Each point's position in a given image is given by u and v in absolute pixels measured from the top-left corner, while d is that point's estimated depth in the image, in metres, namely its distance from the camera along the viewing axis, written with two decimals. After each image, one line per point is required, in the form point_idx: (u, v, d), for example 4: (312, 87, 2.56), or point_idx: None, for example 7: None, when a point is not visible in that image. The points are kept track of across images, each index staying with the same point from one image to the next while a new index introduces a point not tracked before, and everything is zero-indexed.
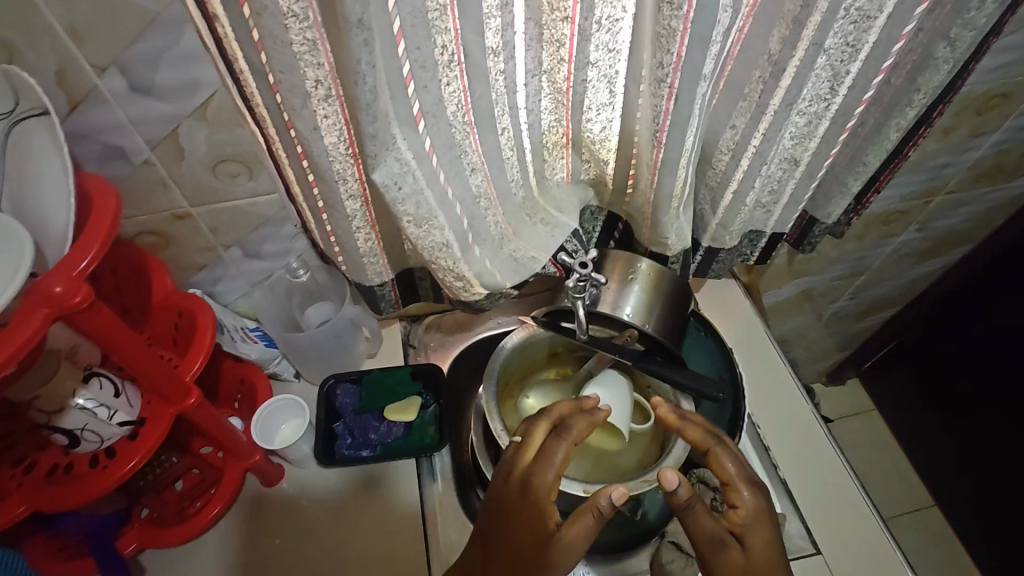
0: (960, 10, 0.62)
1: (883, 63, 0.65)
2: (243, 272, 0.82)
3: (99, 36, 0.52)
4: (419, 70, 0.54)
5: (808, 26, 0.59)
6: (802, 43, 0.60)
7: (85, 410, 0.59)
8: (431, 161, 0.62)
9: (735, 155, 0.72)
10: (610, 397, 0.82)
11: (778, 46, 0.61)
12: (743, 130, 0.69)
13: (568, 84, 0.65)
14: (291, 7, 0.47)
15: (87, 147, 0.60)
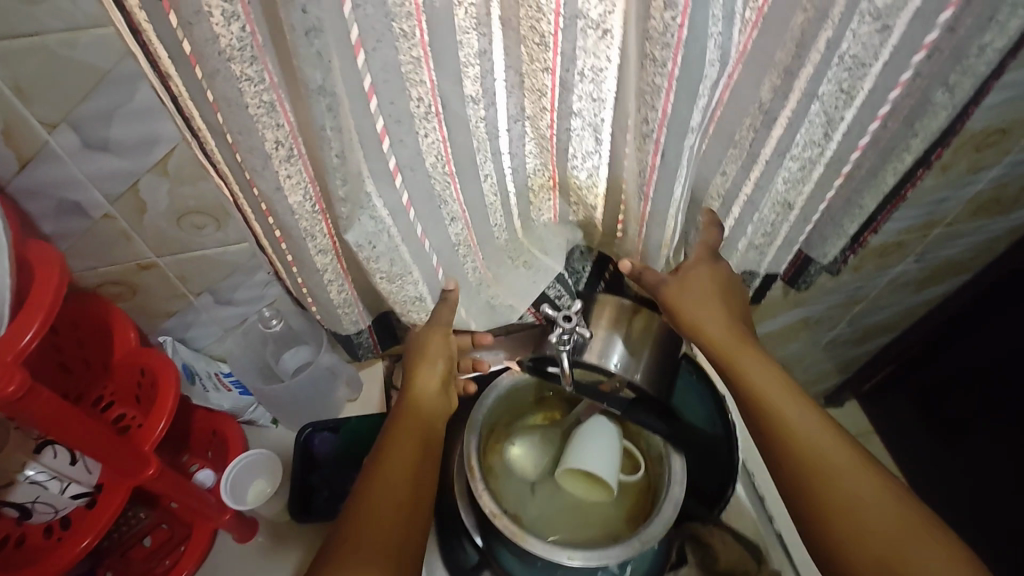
0: (960, 57, 0.58)
1: (878, 110, 0.61)
2: (216, 318, 0.79)
3: (48, 94, 0.49)
4: (394, 125, 0.51)
5: (800, 76, 0.57)
6: (794, 93, 0.58)
7: (37, 482, 0.56)
8: (408, 214, 0.60)
9: (727, 201, 0.70)
10: (599, 450, 0.78)
11: (769, 95, 0.59)
12: (735, 174, 0.67)
13: (551, 132, 0.63)
14: (245, 71, 0.44)
15: (41, 203, 0.57)
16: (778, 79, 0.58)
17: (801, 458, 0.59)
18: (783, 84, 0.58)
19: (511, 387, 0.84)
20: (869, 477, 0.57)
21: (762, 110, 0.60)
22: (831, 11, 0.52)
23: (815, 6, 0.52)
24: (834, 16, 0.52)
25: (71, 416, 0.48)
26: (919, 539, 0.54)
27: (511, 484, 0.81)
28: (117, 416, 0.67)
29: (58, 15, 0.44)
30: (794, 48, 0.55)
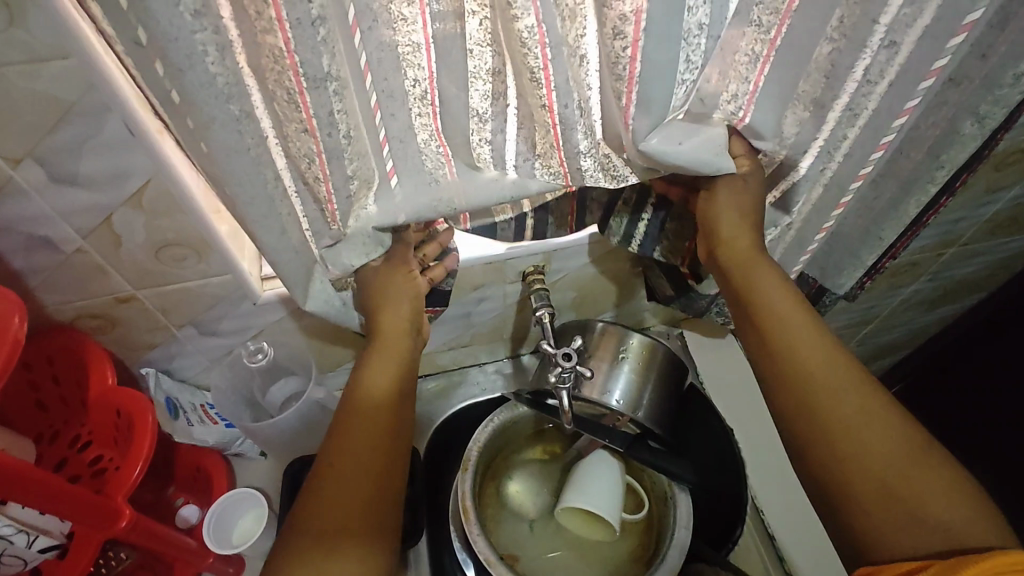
0: (991, 86, 0.56)
1: (882, 140, 0.58)
2: (201, 349, 0.75)
3: (8, 127, 0.45)
4: (387, 99, 0.49)
5: (832, 108, 0.55)
6: (826, 126, 0.56)
7: (1, 536, 0.51)
8: (392, 182, 0.55)
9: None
10: (603, 486, 0.73)
11: (794, 127, 0.58)
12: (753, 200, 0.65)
13: (564, 170, 0.56)
14: (242, 109, 0.43)
15: (9, 238, 0.54)
16: (806, 110, 0.56)
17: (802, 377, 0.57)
18: (812, 115, 0.56)
19: (510, 421, 0.80)
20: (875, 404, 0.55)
21: (784, 146, 0.59)
22: (867, 40, 0.50)
23: (845, 34, 0.51)
24: (871, 46, 0.50)
25: (33, 475, 0.46)
26: (920, 468, 0.52)
27: (508, 520, 0.79)
28: (94, 458, 0.63)
29: (15, 47, 0.41)
30: (824, 80, 0.54)
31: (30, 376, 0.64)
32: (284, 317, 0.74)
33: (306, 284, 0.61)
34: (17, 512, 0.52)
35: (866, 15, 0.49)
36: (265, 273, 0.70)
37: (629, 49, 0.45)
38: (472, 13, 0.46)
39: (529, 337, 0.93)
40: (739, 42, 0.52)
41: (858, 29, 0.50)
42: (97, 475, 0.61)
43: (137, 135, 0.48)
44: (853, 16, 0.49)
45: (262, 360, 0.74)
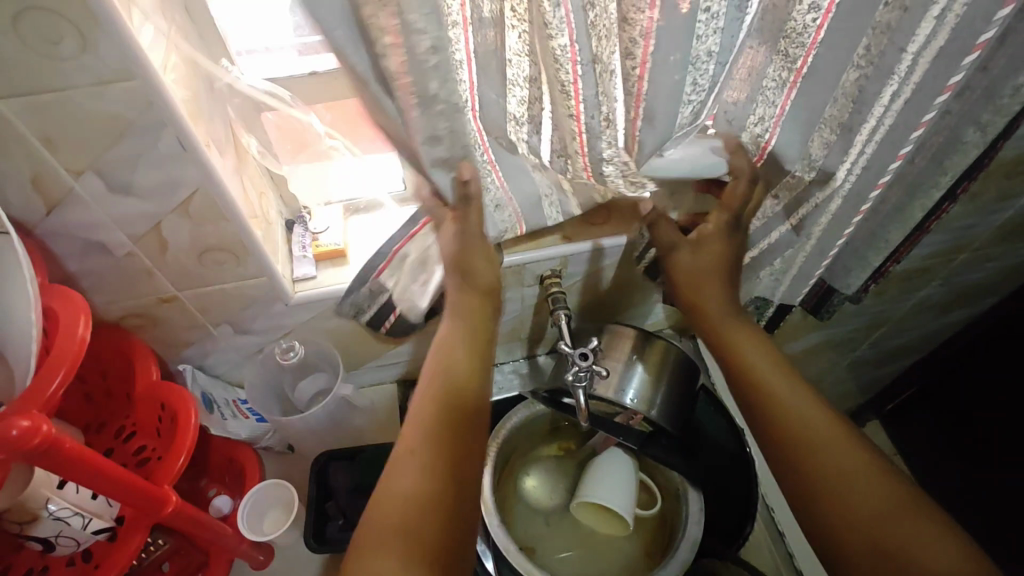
0: (992, 96, 0.57)
1: (901, 150, 0.58)
2: (233, 347, 0.79)
3: (75, 142, 0.50)
4: (434, 127, 0.53)
5: (860, 131, 0.57)
6: (853, 149, 0.59)
7: (60, 518, 0.56)
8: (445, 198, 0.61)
9: (770, 225, 0.71)
10: (618, 482, 0.76)
11: (818, 150, 0.61)
12: (781, 206, 0.68)
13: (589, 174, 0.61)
14: None
15: (67, 243, 0.58)
16: (832, 134, 0.59)
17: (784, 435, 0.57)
18: (837, 139, 0.59)
19: (529, 418, 0.84)
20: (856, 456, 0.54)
21: (816, 165, 0.62)
22: (895, 67, 0.51)
23: (873, 62, 0.52)
24: (899, 71, 0.52)
25: (97, 460, 0.49)
26: (900, 511, 0.50)
27: (524, 515, 0.82)
28: (138, 447, 0.68)
29: (84, 71, 0.45)
30: (853, 104, 0.56)
31: (80, 371, 0.68)
32: (313, 316, 0.78)
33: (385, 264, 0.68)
34: (73, 497, 0.57)
35: (893, 45, 0.50)
36: (297, 275, 0.75)
37: (637, 68, 0.50)
38: (512, 27, 0.50)
39: (544, 338, 0.97)
40: (766, 69, 0.56)
41: (886, 57, 0.51)
42: (141, 463, 0.66)
43: (187, 149, 0.53)
44: (880, 45, 0.51)
45: (293, 358, 0.79)
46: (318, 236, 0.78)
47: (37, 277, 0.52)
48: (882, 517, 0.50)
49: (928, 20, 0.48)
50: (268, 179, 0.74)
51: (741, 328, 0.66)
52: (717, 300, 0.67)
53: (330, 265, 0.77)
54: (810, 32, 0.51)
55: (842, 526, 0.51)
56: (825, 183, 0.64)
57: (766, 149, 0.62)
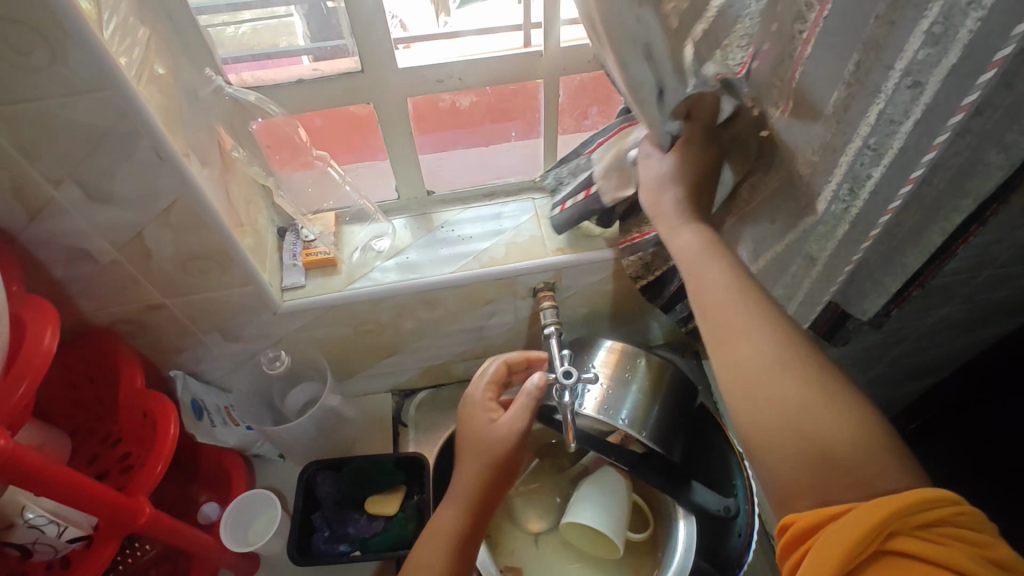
0: (1018, 113, 0.51)
1: (911, 173, 0.49)
2: (225, 354, 0.79)
3: (52, 151, 0.50)
4: None
5: (845, 152, 0.50)
6: (840, 168, 0.51)
7: (36, 526, 0.56)
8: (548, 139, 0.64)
9: (759, 249, 0.64)
10: (608, 503, 0.74)
11: (806, 169, 0.54)
12: (781, 227, 0.60)
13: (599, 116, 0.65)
14: None
15: (51, 250, 0.59)
16: (818, 153, 0.52)
17: (727, 331, 0.47)
18: (822, 160, 0.52)
19: None
20: (806, 354, 0.44)
21: (801, 180, 0.55)
22: (882, 85, 0.45)
23: (859, 79, 0.47)
24: (886, 90, 0.45)
25: (58, 473, 0.48)
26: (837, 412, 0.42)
27: (511, 533, 0.81)
28: (122, 454, 0.67)
29: (56, 81, 0.45)
30: (837, 123, 0.49)
31: (66, 375, 0.69)
32: (303, 325, 0.77)
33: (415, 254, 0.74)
34: (51, 504, 0.57)
35: (880, 61, 0.45)
36: (286, 285, 0.74)
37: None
38: None
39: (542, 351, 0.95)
40: (778, 68, 0.51)
41: (871, 75, 0.46)
42: (124, 471, 0.65)
43: (164, 159, 0.52)
44: (868, 62, 0.46)
45: (279, 367, 0.78)
46: (309, 243, 0.77)
47: (13, 286, 0.52)
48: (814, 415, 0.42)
49: (917, 35, 0.42)
50: (258, 187, 0.74)
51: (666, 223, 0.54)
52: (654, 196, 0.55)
53: (319, 273, 0.76)
54: (808, 19, 0.46)
55: (782, 436, 0.42)
56: (811, 210, 0.56)
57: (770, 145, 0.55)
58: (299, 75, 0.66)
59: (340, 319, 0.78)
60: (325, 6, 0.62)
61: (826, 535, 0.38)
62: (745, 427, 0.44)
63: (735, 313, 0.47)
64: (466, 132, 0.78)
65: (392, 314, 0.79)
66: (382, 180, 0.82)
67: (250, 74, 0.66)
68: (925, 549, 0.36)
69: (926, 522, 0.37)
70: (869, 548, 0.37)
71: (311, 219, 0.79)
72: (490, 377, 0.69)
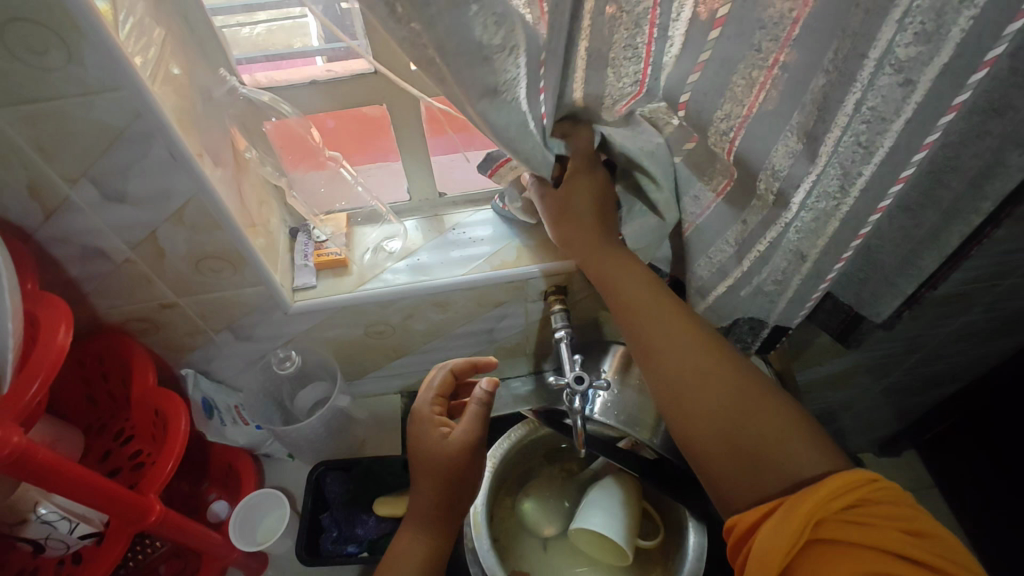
0: None
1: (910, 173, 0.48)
2: (236, 353, 0.79)
3: (67, 150, 0.50)
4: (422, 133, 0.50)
5: (825, 141, 0.47)
6: (820, 158, 0.48)
7: (48, 521, 0.57)
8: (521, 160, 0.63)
9: (739, 251, 0.61)
10: (617, 508, 0.73)
11: (783, 160, 0.51)
12: (754, 226, 0.57)
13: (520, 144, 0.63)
14: None
15: (66, 248, 0.59)
16: (798, 143, 0.49)
17: (656, 354, 0.57)
18: (804, 149, 0.49)
19: (525, 438, 0.81)
20: (719, 360, 0.55)
21: (779, 179, 0.52)
22: (858, 73, 0.42)
23: (839, 67, 0.44)
24: (862, 78, 0.42)
25: (68, 469, 0.48)
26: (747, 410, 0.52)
27: (521, 538, 0.80)
28: (133, 452, 0.68)
29: (72, 82, 0.45)
30: (818, 113, 0.47)
31: (81, 372, 0.70)
32: (313, 326, 0.77)
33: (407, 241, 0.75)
34: (64, 501, 0.58)
35: (856, 50, 0.42)
36: (298, 285, 0.74)
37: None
38: None
39: (552, 354, 0.94)
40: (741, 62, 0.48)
41: (848, 62, 0.43)
42: (134, 468, 0.66)
43: (177, 158, 0.52)
44: (845, 49, 0.43)
45: (289, 367, 0.77)
46: (320, 244, 0.77)
47: (27, 284, 0.52)
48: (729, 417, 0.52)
49: (889, 23, 0.39)
50: (271, 188, 0.74)
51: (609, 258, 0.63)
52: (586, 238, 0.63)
53: (330, 274, 0.76)
54: (786, 24, 0.44)
55: (709, 438, 0.52)
56: (785, 207, 0.53)
57: (731, 152, 0.53)
58: (313, 76, 0.66)
59: (350, 320, 0.78)
60: (341, 6, 0.61)
61: (764, 536, 0.44)
62: (679, 428, 0.55)
63: (665, 334, 0.58)
64: (480, 134, 0.77)
65: (402, 316, 0.79)
66: (394, 181, 0.82)
67: (263, 74, 0.66)
68: (850, 532, 0.42)
69: (848, 506, 0.43)
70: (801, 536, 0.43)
71: (322, 220, 0.79)
72: (438, 388, 0.69)
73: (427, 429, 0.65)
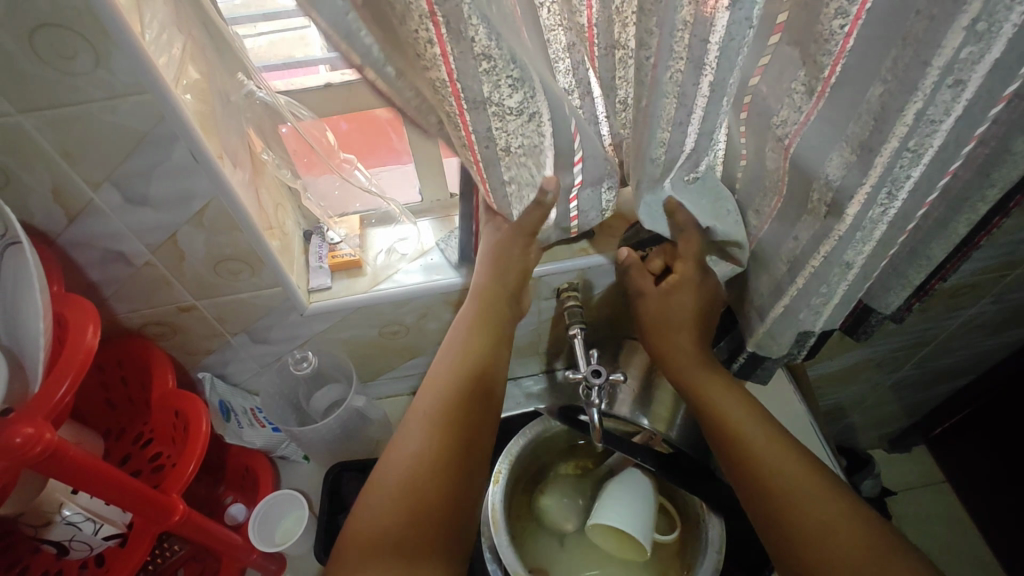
0: None
1: (950, 167, 0.48)
2: (252, 355, 0.80)
3: (92, 154, 0.51)
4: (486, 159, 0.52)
5: (882, 152, 0.47)
6: (875, 170, 0.48)
7: (72, 522, 0.57)
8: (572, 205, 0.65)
9: (793, 268, 0.62)
10: (635, 503, 0.73)
11: (841, 172, 0.51)
12: (808, 244, 0.58)
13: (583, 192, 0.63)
14: None
15: (88, 253, 0.60)
16: (854, 155, 0.49)
17: (780, 496, 0.59)
18: (860, 160, 0.49)
19: (541, 435, 0.82)
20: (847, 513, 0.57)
21: (833, 189, 0.52)
22: (920, 82, 0.42)
23: (899, 76, 0.43)
24: (924, 88, 0.42)
25: (91, 468, 0.48)
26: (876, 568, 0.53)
27: (537, 535, 0.80)
28: (154, 454, 0.69)
29: (98, 85, 0.46)
30: (874, 123, 0.46)
31: (102, 377, 0.71)
32: (329, 327, 0.78)
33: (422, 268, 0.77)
34: (87, 501, 0.58)
35: (918, 58, 0.41)
36: (313, 286, 0.75)
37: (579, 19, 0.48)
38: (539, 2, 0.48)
39: (564, 352, 0.95)
40: (795, 79, 0.48)
41: (911, 71, 0.42)
42: (155, 469, 0.67)
43: (199, 161, 0.53)
44: (906, 58, 0.42)
45: (306, 368, 0.78)
46: (334, 246, 0.78)
47: (53, 287, 0.53)
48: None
49: (957, 31, 0.38)
50: (286, 190, 0.75)
51: (717, 389, 0.67)
52: (690, 359, 0.69)
53: (344, 275, 0.77)
54: (837, 41, 0.44)
55: None
56: (839, 218, 0.54)
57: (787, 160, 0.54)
58: (326, 80, 0.68)
59: (364, 321, 0.79)
60: None
61: None
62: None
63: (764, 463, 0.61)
64: None
65: (416, 316, 0.80)
66: (406, 182, 0.83)
67: (280, 81, 0.67)
68: None
69: None
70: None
71: (336, 222, 0.80)
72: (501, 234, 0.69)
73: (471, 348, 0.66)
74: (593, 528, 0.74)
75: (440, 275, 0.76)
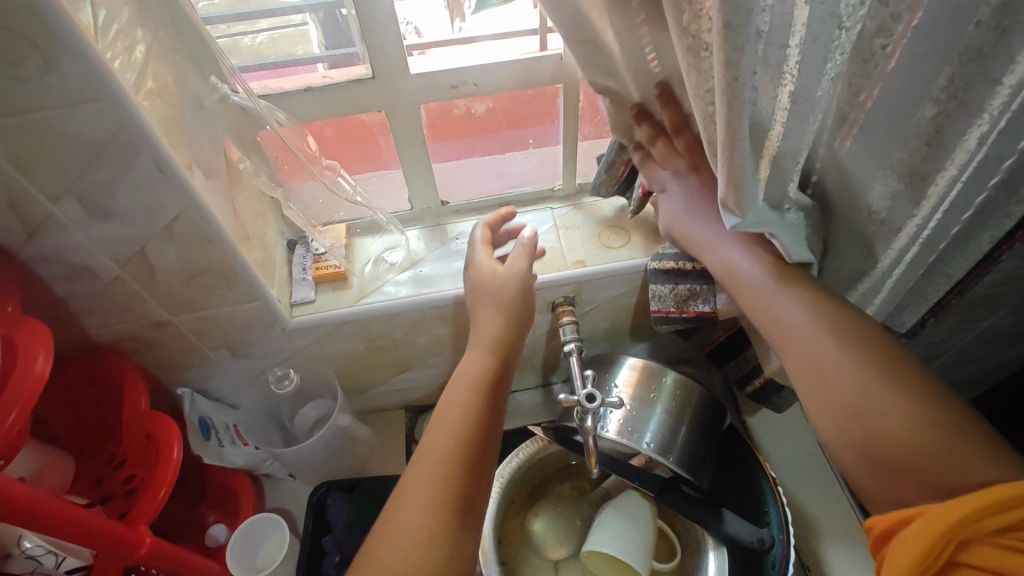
0: None
1: None
2: (235, 370, 0.76)
3: (48, 166, 0.47)
4: None
5: (938, 180, 0.48)
6: (929, 198, 0.49)
7: (33, 556, 0.54)
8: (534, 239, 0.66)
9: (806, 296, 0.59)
10: (632, 530, 0.69)
11: (883, 200, 0.51)
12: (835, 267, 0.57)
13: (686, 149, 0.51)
14: None
15: (52, 268, 0.56)
16: (899, 182, 0.49)
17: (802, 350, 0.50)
18: (907, 188, 0.49)
19: (535, 455, 0.78)
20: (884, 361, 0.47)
21: (881, 218, 0.52)
22: (986, 104, 0.42)
23: (956, 97, 0.43)
24: (991, 110, 0.42)
25: (40, 504, 0.45)
26: (925, 420, 0.44)
27: (530, 561, 0.76)
28: (126, 476, 0.65)
29: (48, 92, 0.43)
30: (927, 147, 0.46)
31: (73, 396, 0.67)
32: (314, 342, 0.74)
33: (412, 281, 0.74)
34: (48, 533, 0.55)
35: (986, 76, 0.41)
36: (295, 300, 0.72)
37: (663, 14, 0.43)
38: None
39: (560, 366, 0.92)
40: None
41: (973, 91, 0.42)
42: (127, 494, 0.63)
43: (164, 172, 0.50)
44: (967, 75, 0.41)
45: (287, 386, 0.75)
46: (319, 257, 0.75)
47: (8, 307, 0.50)
48: (900, 427, 0.44)
49: None
50: (267, 200, 0.71)
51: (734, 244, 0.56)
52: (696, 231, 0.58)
53: (329, 287, 0.73)
54: (878, 60, 0.42)
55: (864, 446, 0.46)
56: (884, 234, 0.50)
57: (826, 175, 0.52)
58: (308, 83, 0.64)
59: (350, 335, 0.75)
60: (340, 12, 0.60)
61: (901, 540, 0.41)
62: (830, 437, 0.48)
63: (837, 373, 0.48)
64: (481, 139, 0.76)
65: (405, 331, 0.76)
66: (394, 190, 0.80)
67: (257, 84, 0.64)
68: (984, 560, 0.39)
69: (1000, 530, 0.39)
70: (937, 560, 0.40)
71: (321, 231, 0.76)
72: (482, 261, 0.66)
73: (449, 406, 0.58)
74: (588, 555, 0.71)
75: (430, 289, 0.73)
